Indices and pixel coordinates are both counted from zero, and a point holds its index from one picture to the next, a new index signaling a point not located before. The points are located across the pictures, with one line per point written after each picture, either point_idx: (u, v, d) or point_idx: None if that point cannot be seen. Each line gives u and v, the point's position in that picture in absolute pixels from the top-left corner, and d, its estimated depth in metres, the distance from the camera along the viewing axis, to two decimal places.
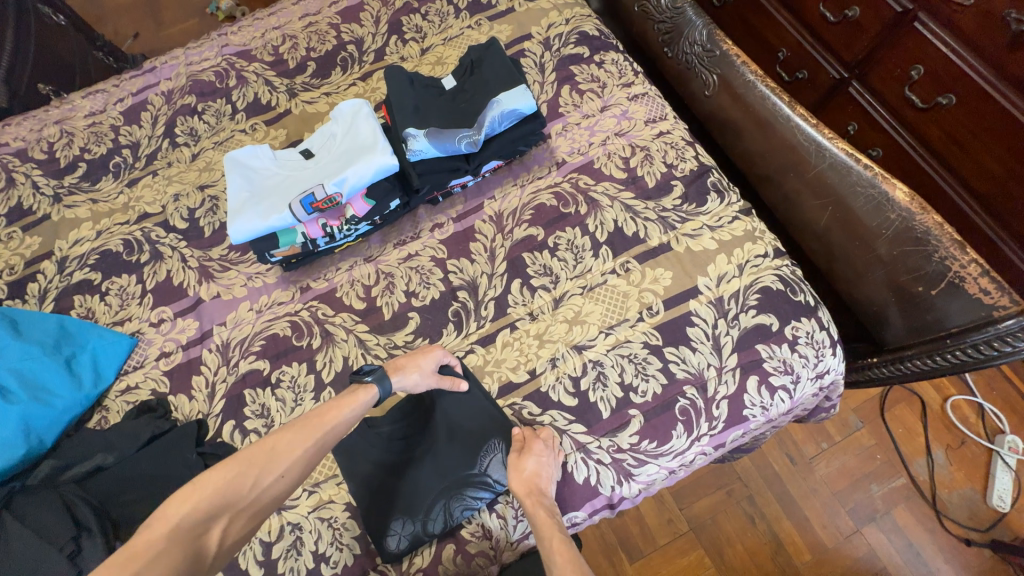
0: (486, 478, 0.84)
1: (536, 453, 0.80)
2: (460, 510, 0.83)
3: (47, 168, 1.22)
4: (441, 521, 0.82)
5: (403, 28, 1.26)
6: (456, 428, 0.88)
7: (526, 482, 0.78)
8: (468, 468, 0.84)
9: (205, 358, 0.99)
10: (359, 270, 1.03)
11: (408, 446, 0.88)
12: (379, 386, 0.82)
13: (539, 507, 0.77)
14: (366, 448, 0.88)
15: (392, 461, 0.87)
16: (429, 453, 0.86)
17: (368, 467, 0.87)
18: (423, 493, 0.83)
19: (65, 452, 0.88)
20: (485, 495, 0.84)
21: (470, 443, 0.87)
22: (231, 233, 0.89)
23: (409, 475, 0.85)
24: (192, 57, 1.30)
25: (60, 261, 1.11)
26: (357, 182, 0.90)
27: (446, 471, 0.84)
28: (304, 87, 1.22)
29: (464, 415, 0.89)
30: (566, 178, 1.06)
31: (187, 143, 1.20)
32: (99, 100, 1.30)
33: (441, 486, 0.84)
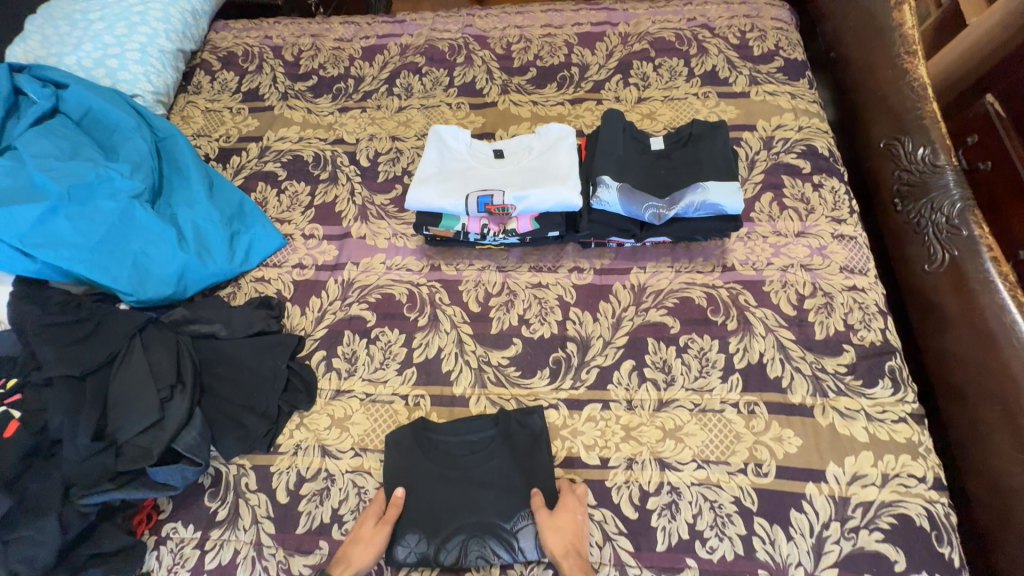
0: (513, 540, 0.79)
1: (564, 503, 0.79)
2: (474, 556, 0.79)
3: (289, 70, 1.40)
4: (455, 555, 0.79)
5: (631, 70, 1.25)
6: (504, 465, 0.85)
7: (562, 540, 0.75)
8: (500, 518, 0.80)
9: (329, 285, 1.06)
10: (488, 275, 1.04)
11: (455, 466, 0.85)
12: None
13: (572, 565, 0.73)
14: (413, 451, 0.87)
15: (432, 471, 0.85)
16: (470, 485, 0.83)
17: (410, 467, 0.86)
18: (449, 520, 0.81)
19: (194, 308, 1.00)
20: (504, 554, 0.79)
21: (514, 495, 0.82)
22: (407, 198, 0.94)
23: (444, 496, 0.83)
24: (437, 25, 1.42)
25: (262, 148, 1.27)
26: (534, 205, 0.90)
27: (479, 508, 0.81)
28: (517, 89, 1.27)
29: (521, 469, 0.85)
30: (725, 284, 0.98)
31: (400, 95, 1.31)
32: (351, 31, 1.46)
33: (468, 522, 0.80)
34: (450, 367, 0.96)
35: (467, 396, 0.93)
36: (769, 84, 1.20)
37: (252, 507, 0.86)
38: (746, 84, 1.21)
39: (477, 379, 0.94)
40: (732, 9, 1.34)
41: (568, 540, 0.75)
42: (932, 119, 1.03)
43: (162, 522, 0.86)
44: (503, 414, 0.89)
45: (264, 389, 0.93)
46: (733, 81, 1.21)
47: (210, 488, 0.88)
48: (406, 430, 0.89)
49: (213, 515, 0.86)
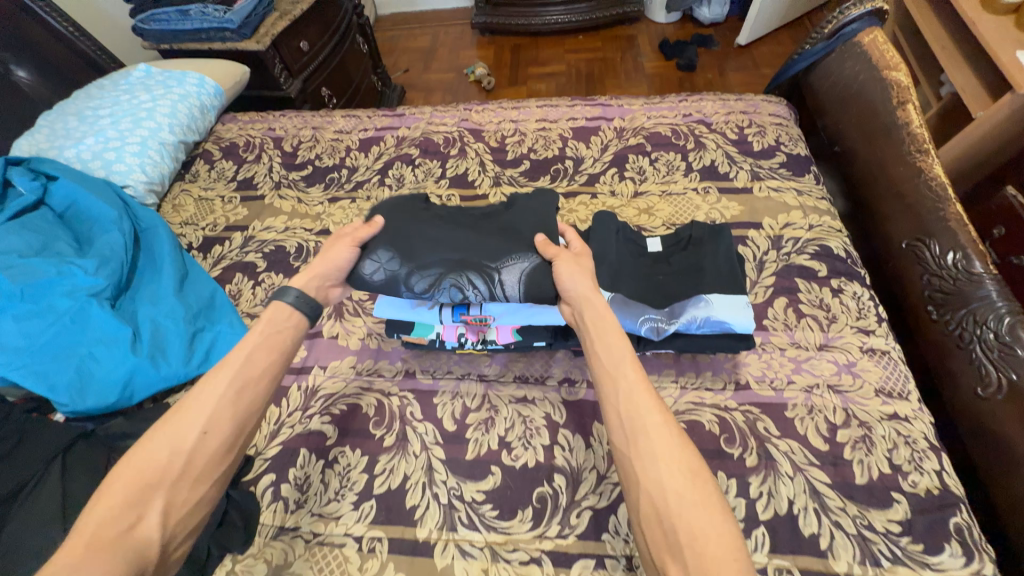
0: (494, 274, 0.77)
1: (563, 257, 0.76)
2: (450, 279, 0.77)
3: (286, 160, 1.41)
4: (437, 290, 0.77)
5: (627, 164, 1.22)
6: (507, 221, 0.86)
7: (584, 280, 0.72)
8: (489, 253, 0.79)
9: (291, 392, 0.96)
10: (467, 384, 0.93)
11: (452, 218, 0.88)
12: (288, 299, 0.74)
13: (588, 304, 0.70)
14: (404, 205, 0.90)
15: (423, 216, 0.87)
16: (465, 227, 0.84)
17: (396, 211, 0.88)
18: (438, 243, 0.80)
19: (136, 419, 0.89)
20: (482, 287, 0.77)
21: (516, 239, 0.81)
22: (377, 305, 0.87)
23: (426, 234, 0.81)
24: (434, 118, 1.45)
25: (247, 237, 1.24)
26: (515, 315, 0.84)
27: (464, 243, 0.80)
28: (510, 180, 1.24)
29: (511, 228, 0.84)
30: (739, 406, 0.84)
31: (391, 186, 1.29)
32: (351, 124, 1.50)
33: (449, 252, 0.79)
34: (415, 502, 0.81)
35: (432, 543, 0.77)
36: (772, 179, 1.15)
37: None
38: (747, 179, 1.15)
39: (446, 520, 0.79)
40: (728, 105, 1.33)
41: (585, 280, 0.73)
42: (958, 222, 0.94)
43: None
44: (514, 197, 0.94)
45: None
46: (734, 175, 1.16)
47: None
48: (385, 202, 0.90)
49: None
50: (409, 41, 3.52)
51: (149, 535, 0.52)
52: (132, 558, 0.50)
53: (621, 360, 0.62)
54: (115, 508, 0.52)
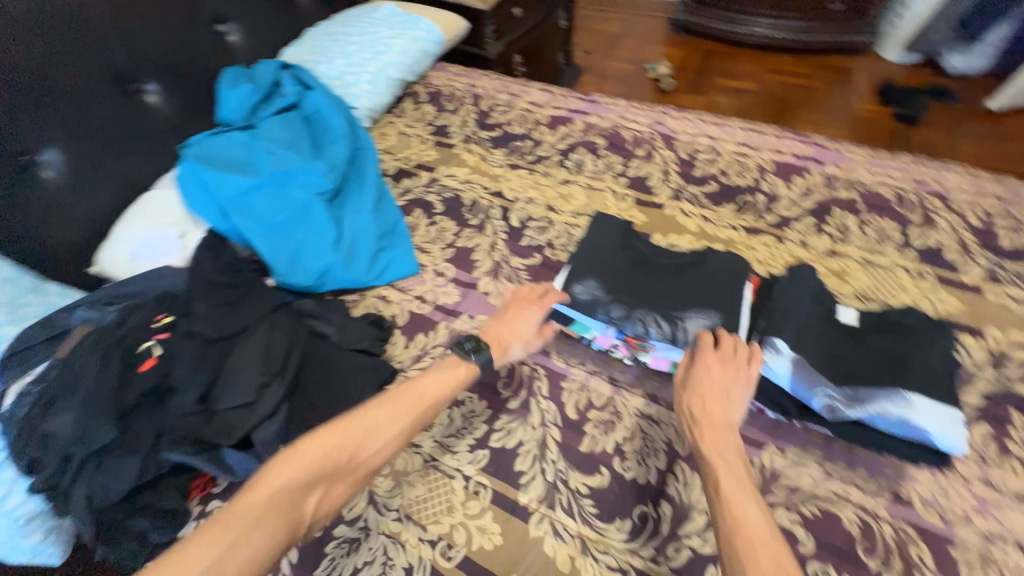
0: (678, 320, 0.82)
1: (721, 366, 0.75)
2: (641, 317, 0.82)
3: (480, 118, 1.52)
4: (630, 321, 0.81)
5: (828, 217, 1.11)
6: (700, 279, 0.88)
7: (709, 400, 0.72)
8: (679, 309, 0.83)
9: (439, 328, 1.06)
10: (597, 382, 0.95)
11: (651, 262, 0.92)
12: (476, 361, 0.85)
13: (707, 431, 0.69)
14: (609, 237, 0.96)
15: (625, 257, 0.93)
16: (661, 277, 0.89)
17: (603, 243, 0.95)
18: (633, 285, 0.88)
19: (321, 305, 1.06)
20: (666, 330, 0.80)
21: (707, 302, 0.84)
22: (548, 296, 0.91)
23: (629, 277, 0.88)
24: (628, 114, 1.44)
25: (431, 179, 1.37)
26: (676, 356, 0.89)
27: (660, 296, 0.85)
28: (690, 197, 1.20)
29: (713, 282, 0.87)
30: (893, 520, 0.75)
31: (569, 169, 1.33)
32: (545, 99, 1.55)
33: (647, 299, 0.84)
34: (523, 468, 0.86)
35: (530, 511, 0.82)
36: (1014, 287, 0.96)
37: None
38: (980, 277, 0.98)
39: (547, 496, 0.83)
40: (978, 185, 1.13)
41: (720, 405, 0.71)
42: None
43: (210, 496, 0.89)
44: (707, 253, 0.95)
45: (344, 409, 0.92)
46: (963, 268, 0.99)
47: None
48: (595, 217, 0.99)
49: None
50: (598, 24, 3.48)
51: (305, 514, 0.67)
52: (290, 525, 0.65)
53: (744, 499, 0.62)
54: (295, 480, 0.67)
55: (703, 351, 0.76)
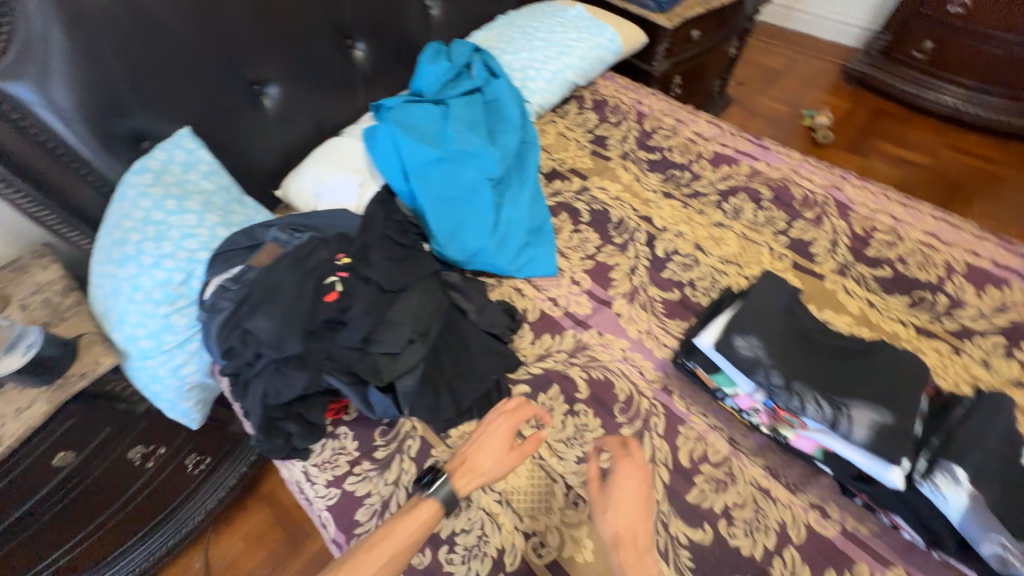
0: (843, 406, 0.75)
1: (631, 478, 0.82)
2: (796, 392, 0.77)
3: (641, 138, 1.51)
4: (785, 391, 0.78)
5: (1021, 344, 0.98)
6: (873, 369, 0.81)
7: (623, 525, 0.78)
8: (844, 395, 0.77)
9: (566, 335, 1.09)
10: (716, 437, 0.93)
11: (815, 338, 0.87)
12: (440, 498, 0.79)
13: (631, 555, 0.75)
14: (774, 299, 0.92)
15: (789, 324, 0.88)
16: (827, 357, 0.84)
17: (766, 303, 0.91)
18: (794, 354, 0.83)
19: (465, 281, 1.13)
20: (824, 412, 0.75)
21: (879, 397, 0.76)
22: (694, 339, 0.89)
23: (790, 346, 0.84)
24: (801, 170, 1.36)
25: (583, 186, 1.39)
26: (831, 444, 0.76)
27: (823, 376, 0.80)
28: (857, 276, 1.12)
29: (889, 377, 0.80)
30: None
31: (726, 212, 1.29)
32: (712, 134, 1.51)
33: (807, 375, 0.80)
34: None
35: None
36: None
37: (402, 468, 0.93)
38: None
39: None
40: None
41: (632, 528, 0.78)
42: None
43: (341, 421, 1.00)
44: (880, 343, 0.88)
45: (470, 386, 0.99)
46: None
47: (385, 426, 0.99)
48: (762, 275, 0.96)
49: (375, 449, 0.96)
50: (763, 53, 3.25)
51: None
52: None
53: None
54: None
55: (620, 458, 0.85)
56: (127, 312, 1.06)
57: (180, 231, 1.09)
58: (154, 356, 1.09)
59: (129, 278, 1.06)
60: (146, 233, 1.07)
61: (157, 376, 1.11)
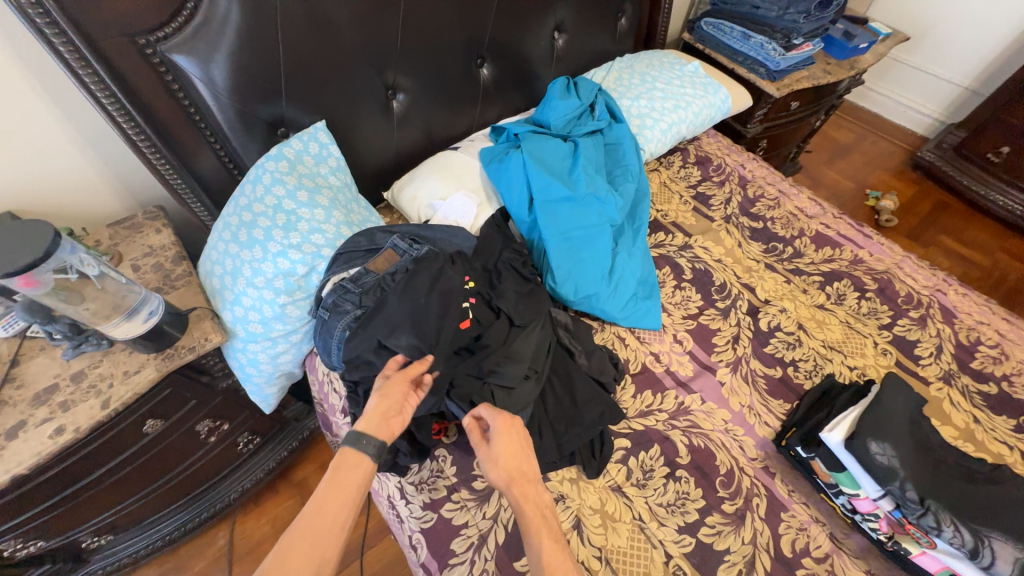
0: (979, 535, 0.79)
1: (510, 427, 0.85)
2: (932, 511, 0.81)
3: (743, 203, 1.53)
4: (919, 507, 0.82)
5: None
6: (1005, 499, 0.84)
7: (510, 462, 0.81)
8: (980, 524, 0.80)
9: (667, 394, 1.09)
10: (818, 530, 0.91)
11: (940, 455, 0.90)
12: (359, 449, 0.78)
13: (523, 486, 0.80)
14: (898, 406, 0.94)
15: (915, 435, 0.91)
16: (956, 479, 0.86)
17: (893, 409, 0.93)
18: (926, 471, 0.86)
19: (574, 323, 1.14)
20: (962, 537, 0.79)
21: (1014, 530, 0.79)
22: (823, 431, 0.92)
23: (920, 460, 0.87)
24: (904, 267, 1.37)
25: (685, 243, 1.40)
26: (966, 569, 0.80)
27: (955, 499, 0.83)
28: (963, 389, 1.11)
29: (1017, 506, 0.83)
30: None
31: (828, 295, 1.29)
32: (814, 211, 1.52)
33: (939, 494, 0.83)
34: None
35: None
36: None
37: (501, 505, 0.93)
38: None
39: None
40: None
41: (518, 461, 0.82)
42: None
43: (441, 443, 1.00)
44: (1002, 471, 0.89)
45: (577, 433, 0.97)
46: None
47: None
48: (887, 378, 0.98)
49: (473, 479, 0.96)
50: (834, 125, 3.28)
51: None
52: None
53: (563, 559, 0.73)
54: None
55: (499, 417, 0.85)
56: (244, 295, 1.06)
57: (309, 224, 1.10)
58: (258, 341, 1.10)
59: (252, 262, 1.06)
60: (276, 221, 1.08)
61: (254, 361, 1.12)
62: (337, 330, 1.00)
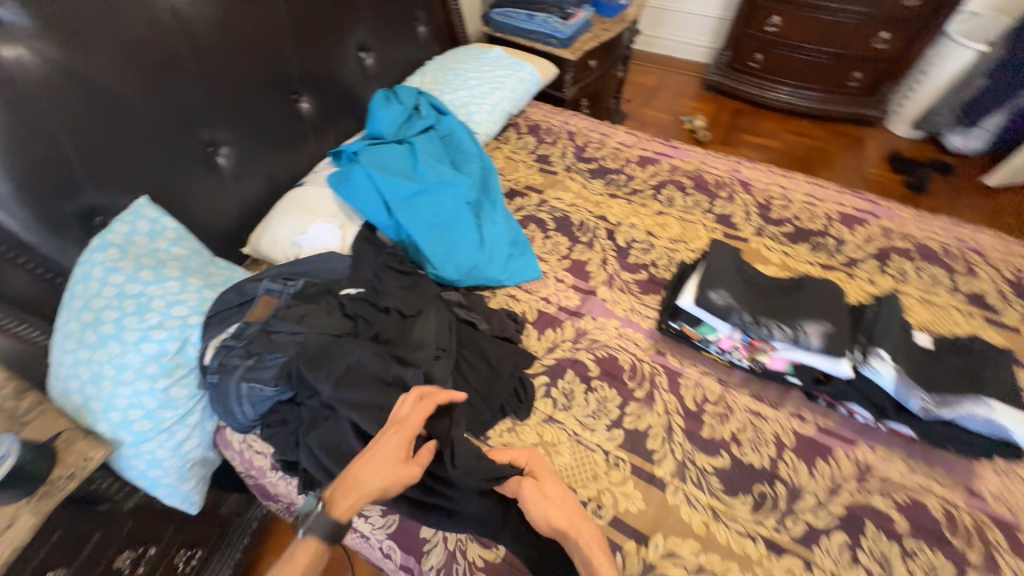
0: (798, 326, 1.03)
1: (550, 481, 0.91)
2: (764, 322, 1.04)
3: (577, 152, 1.74)
4: (756, 325, 1.04)
5: (889, 262, 1.31)
6: (808, 295, 1.10)
7: (558, 511, 0.86)
8: (795, 318, 1.05)
9: (565, 326, 1.23)
10: (709, 380, 1.11)
11: (761, 283, 1.14)
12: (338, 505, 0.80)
13: (574, 523, 0.85)
14: (725, 259, 1.18)
15: (740, 275, 1.15)
16: (775, 295, 1.11)
17: (721, 263, 1.16)
18: (754, 298, 1.10)
19: (465, 297, 1.23)
20: (787, 332, 1.02)
21: (817, 313, 1.05)
22: (679, 299, 1.13)
23: (747, 292, 1.11)
24: (707, 161, 1.67)
25: (541, 200, 1.56)
26: (800, 357, 1.02)
27: (776, 308, 1.07)
28: (772, 236, 1.40)
29: (817, 297, 1.09)
30: (969, 509, 0.90)
31: (662, 202, 1.54)
32: (632, 141, 1.78)
33: (765, 310, 1.07)
34: (656, 447, 1.01)
35: (666, 483, 0.96)
36: None
37: None
38: (1018, 320, 1.17)
39: (679, 472, 0.97)
40: (1008, 247, 1.35)
41: (566, 510, 0.87)
42: None
43: None
44: (802, 278, 1.16)
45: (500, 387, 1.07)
46: (1004, 312, 1.19)
47: None
48: (712, 243, 1.22)
49: None
50: (639, 73, 3.81)
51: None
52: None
53: None
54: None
55: (538, 475, 0.91)
56: (116, 396, 0.98)
57: (165, 299, 1.04)
58: (152, 438, 1.01)
59: (113, 358, 0.98)
60: (124, 308, 1.00)
61: (155, 461, 1.03)
62: (231, 388, 0.96)
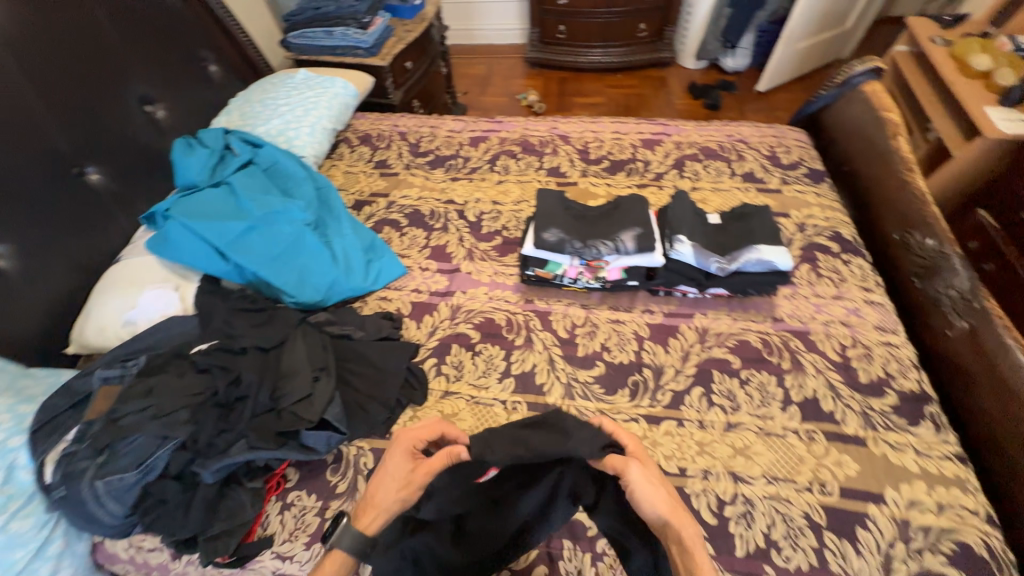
0: (617, 238, 1.21)
1: (648, 469, 0.71)
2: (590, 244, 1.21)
3: (412, 149, 1.80)
4: (585, 248, 1.21)
5: (685, 168, 1.58)
6: (621, 211, 1.30)
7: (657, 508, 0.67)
8: (613, 233, 1.23)
9: (440, 307, 1.28)
10: (574, 309, 1.24)
11: (585, 213, 1.32)
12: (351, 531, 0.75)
13: (676, 515, 0.68)
14: (552, 203, 1.33)
15: (567, 212, 1.31)
16: (597, 220, 1.29)
17: (549, 207, 1.32)
18: (581, 228, 1.27)
19: (333, 314, 1.22)
20: (609, 245, 1.20)
21: (628, 223, 1.25)
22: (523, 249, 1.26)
23: (574, 224, 1.27)
24: (529, 126, 1.84)
25: (388, 202, 1.59)
26: (625, 262, 1.20)
27: (598, 230, 1.25)
28: (595, 174, 1.60)
29: (630, 211, 1.28)
30: (776, 332, 1.14)
31: (499, 171, 1.66)
32: (460, 126, 1.88)
33: (590, 234, 1.24)
34: (543, 380, 1.12)
35: (559, 406, 1.07)
36: (798, 184, 1.49)
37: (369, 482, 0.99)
38: (778, 183, 1.49)
39: (567, 392, 1.09)
40: (762, 131, 1.69)
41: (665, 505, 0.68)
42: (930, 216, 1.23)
43: (287, 490, 1.00)
44: (617, 199, 1.35)
45: (388, 383, 1.09)
46: (768, 180, 1.51)
47: (333, 464, 1.03)
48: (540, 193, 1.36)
49: (333, 488, 0.99)
50: (466, 65, 3.97)
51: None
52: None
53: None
54: None
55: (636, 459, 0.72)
56: None
57: None
58: None
59: None
60: None
61: None
62: (86, 492, 0.86)
